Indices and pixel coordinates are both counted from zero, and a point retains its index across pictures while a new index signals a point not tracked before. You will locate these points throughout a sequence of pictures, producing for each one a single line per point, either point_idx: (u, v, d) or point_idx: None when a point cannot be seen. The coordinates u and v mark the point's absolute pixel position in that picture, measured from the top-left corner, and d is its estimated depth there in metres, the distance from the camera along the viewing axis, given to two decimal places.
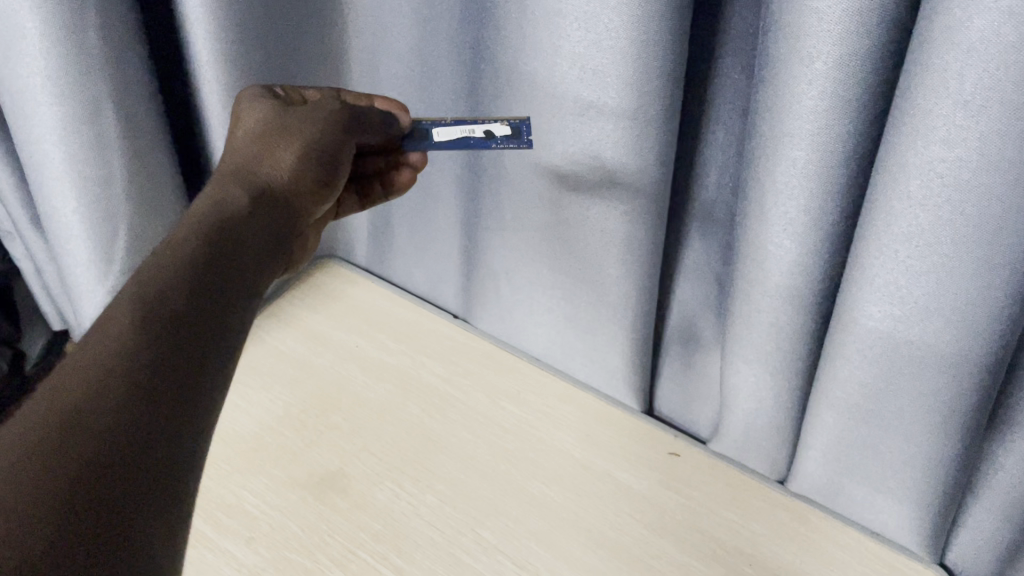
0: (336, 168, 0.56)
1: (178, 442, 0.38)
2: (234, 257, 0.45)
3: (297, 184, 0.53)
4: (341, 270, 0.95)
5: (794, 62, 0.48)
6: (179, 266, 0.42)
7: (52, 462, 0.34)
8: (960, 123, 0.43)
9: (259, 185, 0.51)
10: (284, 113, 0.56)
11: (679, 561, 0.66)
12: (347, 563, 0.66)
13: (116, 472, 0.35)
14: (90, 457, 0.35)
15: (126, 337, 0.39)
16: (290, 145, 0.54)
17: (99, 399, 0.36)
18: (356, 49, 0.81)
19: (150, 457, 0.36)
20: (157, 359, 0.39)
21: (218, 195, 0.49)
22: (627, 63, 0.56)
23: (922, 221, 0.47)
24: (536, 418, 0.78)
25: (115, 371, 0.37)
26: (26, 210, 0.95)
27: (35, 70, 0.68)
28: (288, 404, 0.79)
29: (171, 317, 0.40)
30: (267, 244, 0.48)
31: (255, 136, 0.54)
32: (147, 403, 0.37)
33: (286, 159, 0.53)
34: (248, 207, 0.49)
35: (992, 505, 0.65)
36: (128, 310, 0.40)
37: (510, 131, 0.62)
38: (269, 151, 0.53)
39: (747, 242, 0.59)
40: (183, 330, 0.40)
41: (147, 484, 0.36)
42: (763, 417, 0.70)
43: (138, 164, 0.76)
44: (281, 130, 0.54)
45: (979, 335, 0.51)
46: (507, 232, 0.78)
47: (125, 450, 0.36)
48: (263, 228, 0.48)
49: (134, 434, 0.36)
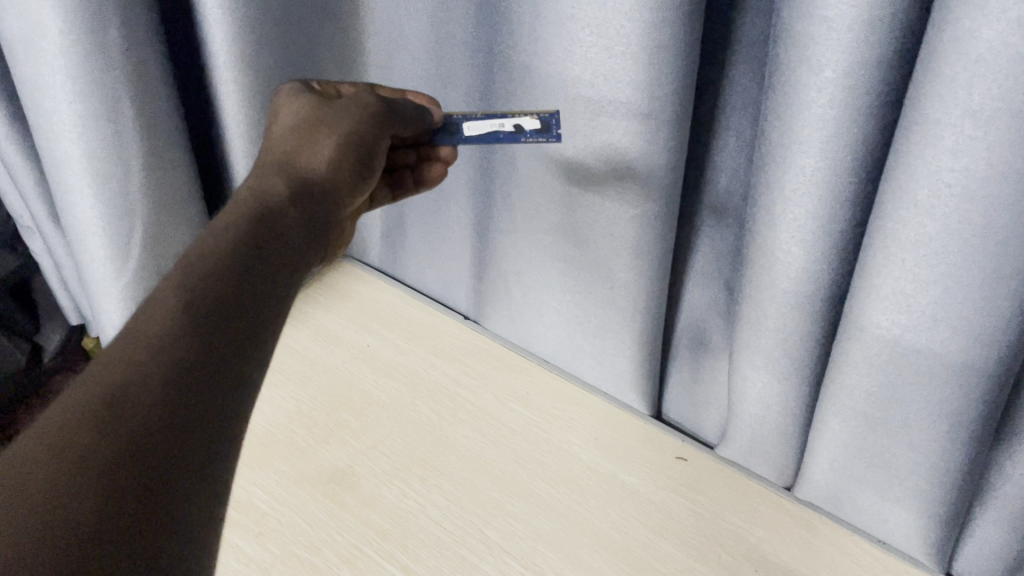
0: (374, 159, 0.57)
1: (213, 435, 0.38)
2: (269, 249, 0.46)
3: (333, 177, 0.54)
4: (354, 269, 0.96)
5: (804, 70, 0.48)
6: (219, 257, 0.44)
7: (91, 449, 0.35)
8: (970, 134, 0.43)
9: (297, 179, 0.52)
10: (320, 109, 0.56)
11: (684, 565, 0.66)
12: (355, 560, 0.66)
13: (154, 460, 0.36)
14: (130, 436, 0.36)
15: (169, 324, 0.40)
16: (329, 138, 0.55)
17: (141, 382, 0.37)
18: (372, 51, 0.82)
19: (188, 442, 0.37)
20: (198, 348, 0.40)
21: (259, 187, 0.50)
22: (637, 68, 0.57)
23: (930, 230, 0.47)
24: (545, 419, 0.79)
25: (156, 358, 0.38)
26: (44, 206, 0.96)
27: (55, 68, 0.69)
28: (300, 400, 0.80)
29: (210, 308, 0.41)
30: (301, 241, 0.49)
31: (294, 131, 0.55)
32: (185, 392, 0.38)
33: (326, 153, 0.54)
34: (287, 202, 0.50)
35: (998, 516, 0.65)
36: (171, 297, 0.41)
37: (540, 126, 0.62)
38: (307, 145, 0.54)
39: (757, 248, 0.59)
40: (222, 321, 0.41)
41: (182, 477, 0.36)
42: (770, 423, 0.69)
43: (155, 161, 0.77)
44: (322, 124, 0.55)
45: (986, 346, 0.50)
46: (518, 234, 0.79)
47: (164, 431, 0.37)
48: (298, 222, 0.49)
49: (172, 423, 0.37)
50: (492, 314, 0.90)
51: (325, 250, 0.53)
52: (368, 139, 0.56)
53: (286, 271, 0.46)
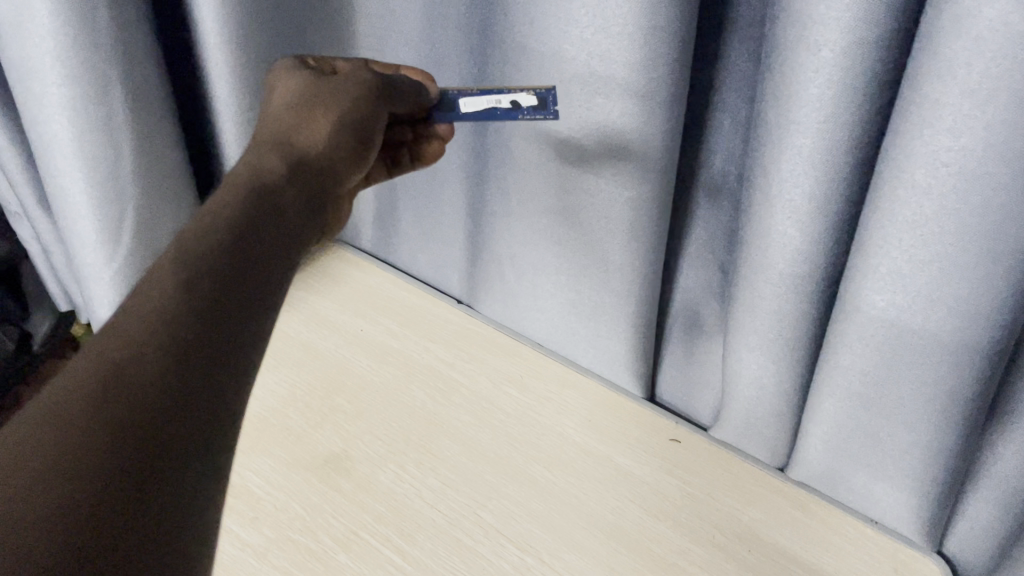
0: (371, 137, 0.56)
1: (211, 422, 0.38)
2: (268, 226, 0.46)
3: (332, 153, 0.53)
4: (347, 253, 0.95)
5: (802, 50, 0.48)
6: (215, 234, 0.43)
7: (86, 435, 0.34)
8: (967, 113, 0.43)
9: (294, 158, 0.51)
10: (318, 86, 0.55)
11: (677, 545, 0.67)
12: (351, 545, 0.67)
13: (154, 439, 0.35)
14: (130, 415, 0.35)
15: (168, 304, 0.39)
16: (326, 116, 0.54)
17: (140, 361, 0.37)
18: (363, 32, 0.81)
19: (187, 421, 0.37)
20: (197, 326, 0.39)
21: (256, 163, 0.50)
22: (634, 49, 0.56)
23: (926, 210, 0.48)
24: (541, 402, 0.79)
25: (156, 340, 0.38)
26: (33, 192, 0.95)
27: (43, 51, 0.68)
28: (293, 386, 0.80)
29: (207, 286, 0.41)
30: (296, 220, 0.48)
31: (291, 108, 0.54)
32: (185, 377, 0.38)
33: (323, 133, 0.53)
34: (282, 178, 0.49)
35: (990, 494, 0.65)
36: (170, 275, 0.41)
37: (536, 102, 0.61)
38: (303, 125, 0.53)
39: (752, 230, 0.59)
40: (220, 299, 0.41)
41: (183, 456, 0.36)
42: (765, 404, 0.70)
43: (147, 145, 0.76)
44: (321, 101, 0.54)
45: (980, 324, 0.51)
46: (513, 217, 0.78)
47: (163, 410, 0.36)
48: (295, 199, 0.49)
49: (171, 401, 0.37)
50: (485, 298, 0.90)
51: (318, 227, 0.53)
52: (364, 118, 0.55)
53: (281, 251, 0.46)
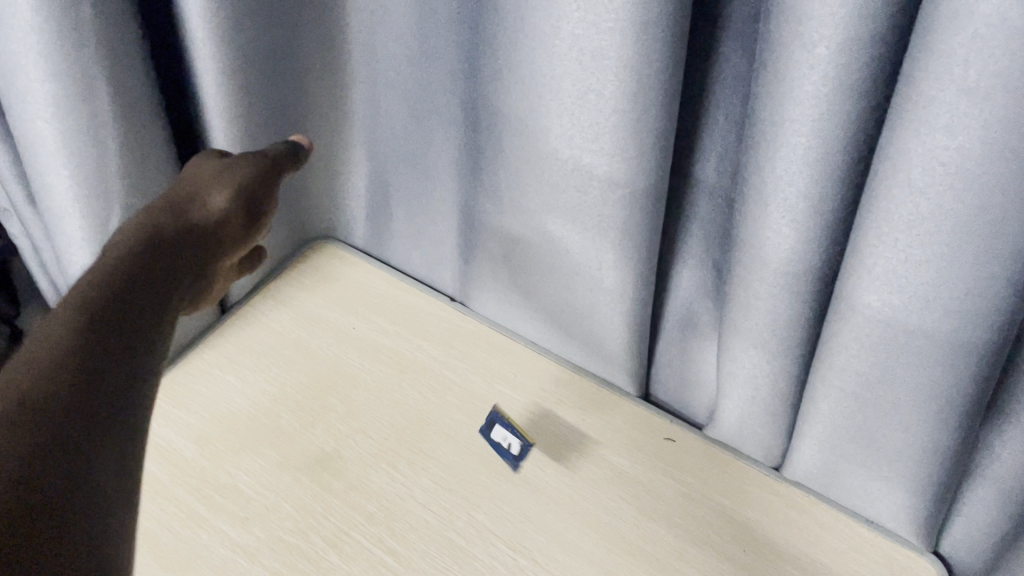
0: (257, 216, 0.61)
1: (115, 441, 0.38)
2: (149, 282, 0.48)
3: (220, 228, 0.58)
4: (339, 251, 0.94)
5: (796, 47, 0.47)
6: (104, 283, 0.46)
7: (2, 450, 0.34)
8: (965, 112, 0.42)
9: (186, 227, 0.56)
10: (228, 160, 0.61)
11: (671, 546, 0.67)
12: (341, 545, 0.66)
13: (65, 449, 0.36)
14: (43, 427, 0.36)
15: (64, 337, 0.41)
16: (216, 191, 0.59)
17: (48, 382, 0.38)
18: (354, 27, 0.79)
19: (97, 432, 0.38)
20: (97, 353, 0.41)
21: (146, 223, 0.54)
22: (627, 45, 0.55)
23: (923, 209, 0.47)
24: (534, 401, 0.78)
25: (51, 373, 0.38)
26: (22, 188, 0.94)
27: (26, 47, 0.66)
28: (284, 385, 0.79)
29: (102, 317, 0.43)
30: (172, 280, 0.51)
31: (197, 178, 0.59)
32: (89, 397, 0.39)
33: (218, 206, 0.58)
34: (174, 242, 0.54)
35: (987, 495, 0.65)
36: (68, 314, 0.42)
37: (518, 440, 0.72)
38: (199, 196, 0.58)
39: (746, 228, 0.58)
40: (117, 330, 0.43)
41: (94, 465, 0.37)
42: (759, 404, 0.69)
43: (134, 142, 0.75)
44: (213, 176, 0.60)
45: (977, 325, 0.50)
46: (504, 216, 0.77)
47: (72, 421, 0.37)
48: (178, 265, 0.53)
49: (80, 415, 0.38)
50: (478, 295, 0.89)
51: (195, 294, 0.56)
52: (250, 195, 0.60)
53: (165, 299, 0.48)
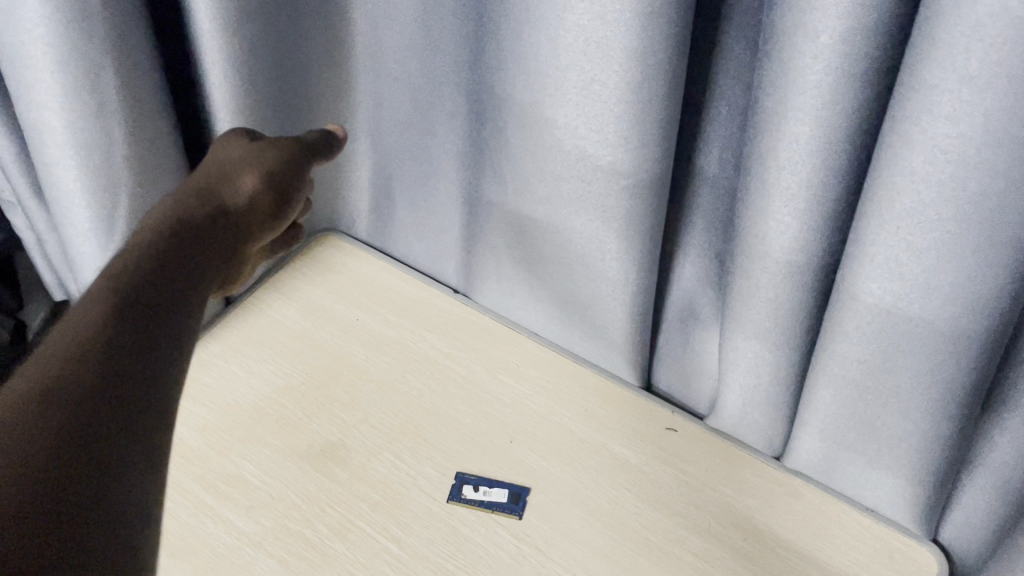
0: (283, 204, 0.63)
1: (143, 430, 0.38)
2: (180, 267, 0.48)
3: (249, 211, 0.60)
4: (342, 242, 0.94)
5: (799, 36, 0.47)
6: (136, 270, 0.45)
7: (27, 441, 0.34)
8: (967, 100, 0.43)
9: (215, 206, 0.57)
10: (251, 151, 0.63)
11: (674, 534, 0.67)
12: (347, 533, 0.67)
13: (90, 438, 0.36)
14: (69, 416, 0.36)
15: (96, 323, 0.40)
16: (244, 177, 0.61)
17: (78, 369, 0.38)
18: (359, 19, 0.80)
19: (124, 421, 0.37)
20: (127, 342, 0.40)
21: (178, 207, 0.56)
22: (632, 36, 0.56)
23: (925, 197, 0.47)
24: (537, 391, 0.79)
25: (81, 360, 0.38)
26: (27, 180, 0.95)
27: (35, 38, 0.67)
28: (288, 376, 0.80)
29: (132, 305, 0.42)
30: (203, 265, 0.51)
31: (223, 166, 0.61)
32: (116, 387, 0.38)
33: (246, 189, 0.60)
34: (205, 222, 0.55)
35: (985, 483, 0.66)
36: (101, 299, 0.42)
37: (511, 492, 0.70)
38: (229, 179, 0.60)
39: (748, 218, 0.59)
40: (148, 318, 0.42)
41: (119, 456, 0.36)
42: (760, 393, 0.70)
43: (140, 133, 0.76)
44: (242, 163, 0.62)
45: (977, 312, 0.51)
46: (507, 208, 0.78)
47: (98, 411, 0.37)
48: (211, 249, 0.53)
49: (106, 404, 0.37)
50: (481, 287, 0.89)
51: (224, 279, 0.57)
52: (277, 183, 0.62)
53: (195, 286, 0.48)
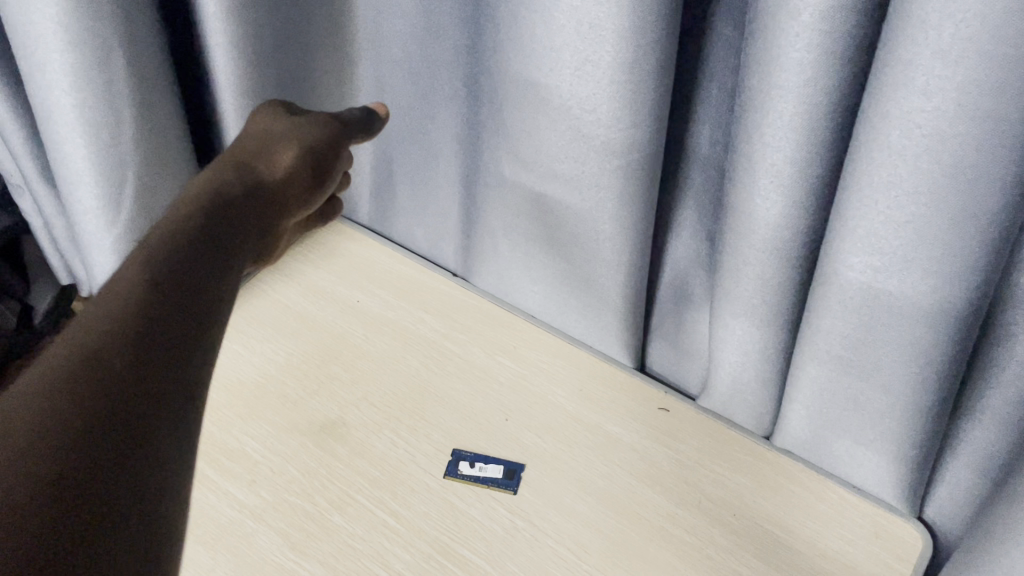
0: (322, 175, 0.65)
1: (175, 407, 0.39)
2: (212, 241, 0.50)
3: (288, 182, 0.62)
4: (343, 225, 0.96)
5: (783, 15, 0.49)
6: (169, 245, 0.47)
7: (67, 415, 0.36)
8: (940, 74, 0.44)
9: (254, 180, 0.60)
10: (282, 125, 0.65)
11: (666, 511, 0.69)
12: (346, 507, 0.69)
13: (127, 414, 0.37)
14: (106, 392, 0.37)
15: (131, 300, 0.42)
16: (282, 152, 0.63)
17: (115, 345, 0.39)
18: (361, 5, 0.82)
19: (156, 397, 0.39)
20: (161, 317, 0.42)
21: (219, 181, 0.58)
22: (622, 15, 0.57)
23: (902, 170, 0.49)
24: (532, 370, 0.81)
25: (118, 339, 0.40)
26: (35, 163, 0.97)
27: (46, 18, 0.69)
28: (289, 355, 0.81)
29: (166, 283, 0.44)
30: (232, 235, 0.52)
31: (258, 142, 0.64)
32: (148, 363, 0.40)
33: (283, 162, 0.63)
34: (242, 196, 0.57)
35: (967, 458, 0.67)
36: (136, 276, 0.43)
37: (507, 472, 0.71)
38: (267, 154, 0.63)
39: (736, 197, 0.60)
40: (180, 295, 0.44)
41: (155, 430, 0.38)
42: (749, 371, 0.71)
43: (148, 115, 0.78)
44: (278, 138, 0.64)
45: (955, 286, 0.52)
46: (504, 190, 0.79)
47: (133, 387, 0.38)
48: (248, 222, 0.55)
49: (140, 380, 0.39)
50: (480, 269, 0.91)
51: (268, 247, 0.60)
52: (313, 156, 0.64)
53: (228, 264, 0.49)
